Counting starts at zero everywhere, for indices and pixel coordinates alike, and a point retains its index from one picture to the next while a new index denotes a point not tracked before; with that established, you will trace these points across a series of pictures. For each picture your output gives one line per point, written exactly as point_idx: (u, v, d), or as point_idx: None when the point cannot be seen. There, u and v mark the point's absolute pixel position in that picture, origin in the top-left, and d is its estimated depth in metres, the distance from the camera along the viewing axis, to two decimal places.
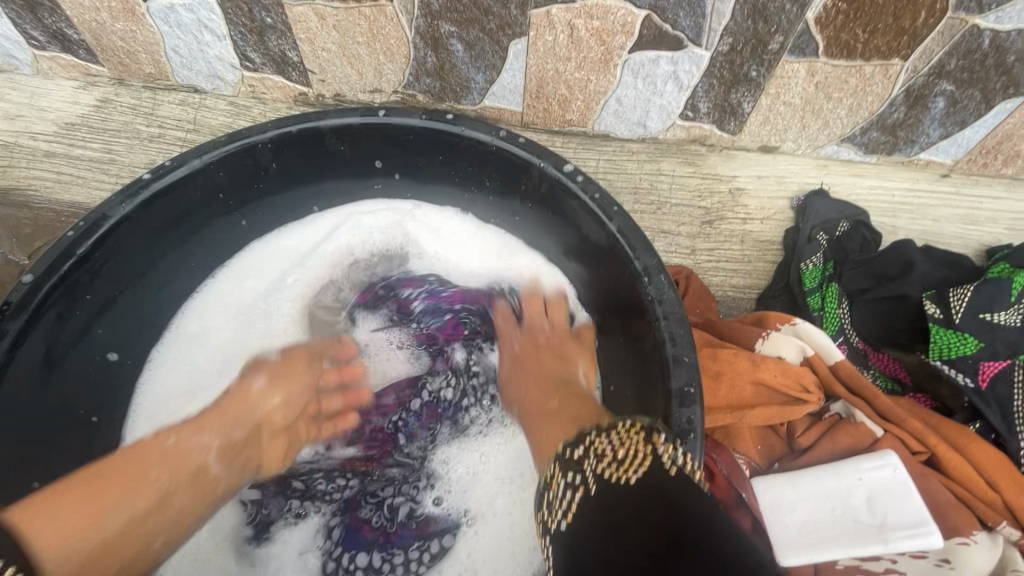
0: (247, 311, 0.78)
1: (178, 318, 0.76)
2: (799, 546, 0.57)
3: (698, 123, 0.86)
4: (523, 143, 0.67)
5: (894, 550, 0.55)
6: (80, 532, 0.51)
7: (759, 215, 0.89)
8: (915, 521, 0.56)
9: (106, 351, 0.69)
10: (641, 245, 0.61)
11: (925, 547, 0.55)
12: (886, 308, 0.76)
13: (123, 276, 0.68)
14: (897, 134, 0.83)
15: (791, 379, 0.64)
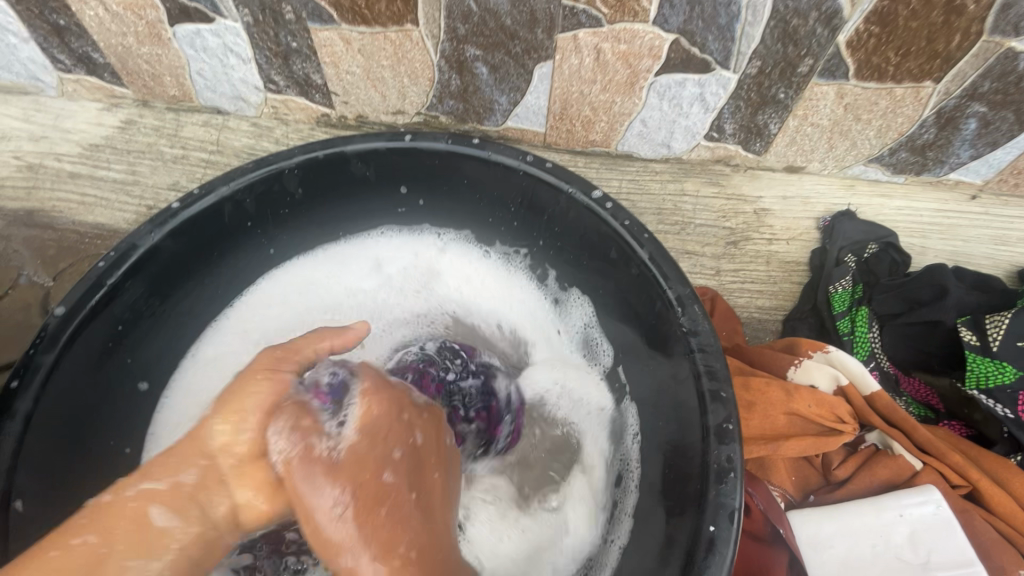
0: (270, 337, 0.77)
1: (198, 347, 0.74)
2: None
3: (723, 143, 0.86)
4: (551, 168, 0.68)
5: None
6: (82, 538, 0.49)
7: (784, 235, 0.88)
8: (960, 560, 0.55)
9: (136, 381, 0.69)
10: (673, 275, 0.61)
11: None
12: (919, 332, 0.74)
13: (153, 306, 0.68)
14: (926, 155, 0.82)
15: (825, 409, 0.63)
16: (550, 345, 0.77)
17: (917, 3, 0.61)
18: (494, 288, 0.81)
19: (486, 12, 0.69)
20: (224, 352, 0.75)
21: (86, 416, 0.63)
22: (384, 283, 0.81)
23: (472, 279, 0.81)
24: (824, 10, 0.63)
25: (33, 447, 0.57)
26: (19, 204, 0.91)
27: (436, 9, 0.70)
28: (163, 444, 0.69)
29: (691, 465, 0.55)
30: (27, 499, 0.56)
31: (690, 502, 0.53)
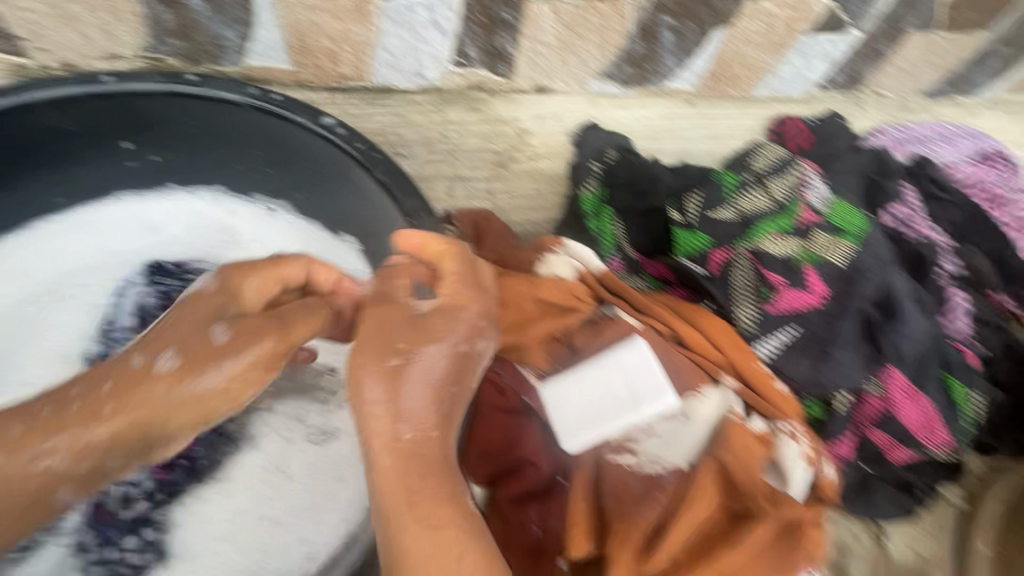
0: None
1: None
2: (575, 430, 0.65)
3: (472, 69, 0.89)
4: (278, 100, 0.66)
5: (643, 415, 0.65)
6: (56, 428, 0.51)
7: (544, 153, 0.96)
8: (657, 390, 0.66)
9: None
10: (407, 190, 0.64)
11: (664, 408, 0.65)
12: (648, 221, 0.87)
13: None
14: (644, 67, 0.93)
15: (565, 293, 0.72)
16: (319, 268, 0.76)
17: None
18: (264, 240, 0.77)
19: None
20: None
21: None
22: (129, 251, 0.75)
23: (232, 216, 0.77)
24: None
25: None
26: None
27: None
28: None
29: None
30: None
31: None
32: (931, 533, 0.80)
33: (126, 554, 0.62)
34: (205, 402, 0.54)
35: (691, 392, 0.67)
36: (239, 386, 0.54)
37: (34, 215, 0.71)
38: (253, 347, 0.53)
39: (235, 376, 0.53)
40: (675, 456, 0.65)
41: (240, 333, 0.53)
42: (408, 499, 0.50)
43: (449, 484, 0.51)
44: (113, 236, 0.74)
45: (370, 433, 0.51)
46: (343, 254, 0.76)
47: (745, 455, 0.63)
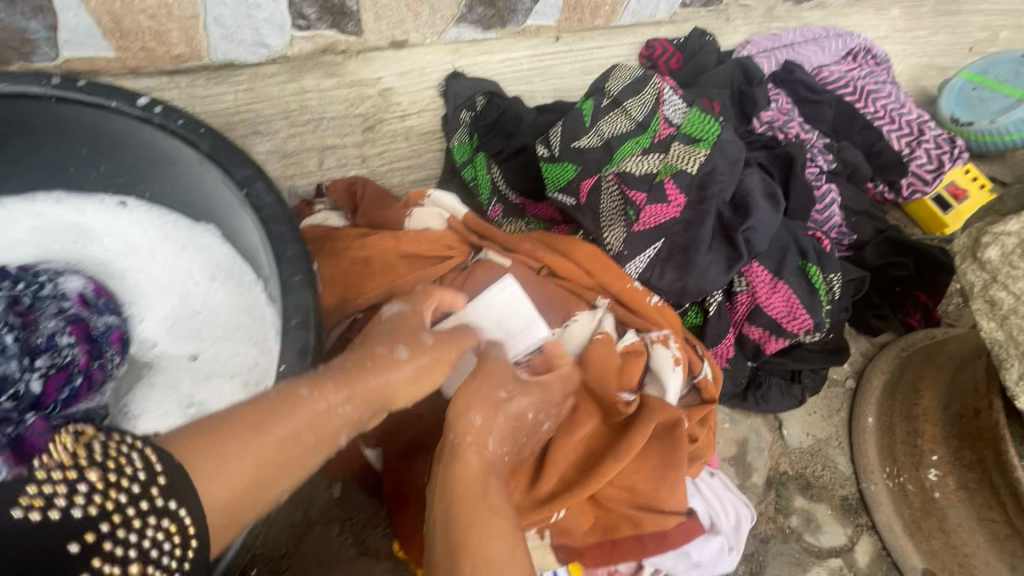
0: None
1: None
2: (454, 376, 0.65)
3: (317, 31, 0.85)
4: (85, 87, 0.61)
5: (516, 349, 0.66)
6: (206, 465, 0.40)
7: (414, 109, 0.94)
8: (528, 322, 0.66)
9: None
10: (235, 160, 0.61)
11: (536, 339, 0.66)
12: (521, 162, 0.86)
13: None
14: (497, 6, 0.92)
15: (435, 243, 0.72)
16: (189, 250, 0.74)
17: None
18: (121, 234, 0.74)
19: None
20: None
21: None
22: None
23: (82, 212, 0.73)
24: None
25: None
26: None
27: None
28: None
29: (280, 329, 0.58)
30: None
31: None
32: (823, 417, 0.88)
33: None
34: (318, 435, 0.47)
35: (559, 322, 0.70)
36: (345, 424, 0.49)
37: None
38: (400, 377, 0.53)
39: (349, 432, 0.50)
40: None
41: (381, 367, 0.53)
42: (452, 495, 0.50)
43: (493, 481, 0.52)
44: None
45: (454, 447, 0.54)
46: (204, 236, 0.73)
47: (601, 370, 0.66)
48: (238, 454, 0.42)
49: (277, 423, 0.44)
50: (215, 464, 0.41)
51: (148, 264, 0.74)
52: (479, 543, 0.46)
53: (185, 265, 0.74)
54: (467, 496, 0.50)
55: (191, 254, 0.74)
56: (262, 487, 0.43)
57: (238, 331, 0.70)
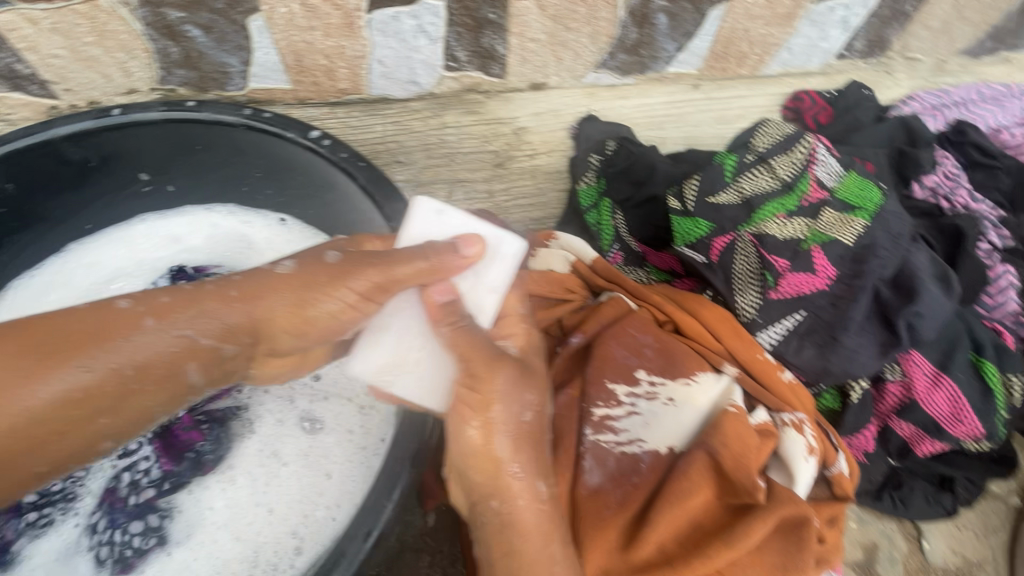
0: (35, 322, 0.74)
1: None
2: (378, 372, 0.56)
3: (465, 72, 0.90)
4: (269, 118, 0.70)
5: (486, 275, 0.56)
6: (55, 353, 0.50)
7: (543, 149, 0.96)
8: (495, 240, 0.57)
9: None
10: (387, 194, 0.66)
11: (508, 254, 0.56)
12: (648, 210, 0.84)
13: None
14: (640, 53, 0.91)
15: (554, 284, 0.71)
16: None
17: None
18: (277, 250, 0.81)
19: None
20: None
21: None
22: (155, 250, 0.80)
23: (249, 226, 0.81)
24: None
25: None
26: None
27: None
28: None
29: None
30: None
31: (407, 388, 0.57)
32: (977, 535, 0.76)
33: (130, 538, 0.60)
34: (171, 369, 0.53)
35: (682, 377, 0.63)
36: (200, 358, 0.54)
37: (62, 237, 0.77)
38: (283, 285, 0.55)
39: (201, 369, 0.55)
40: (659, 440, 0.61)
41: (198, 300, 0.54)
42: (507, 522, 0.53)
43: (535, 505, 0.54)
44: (143, 250, 0.80)
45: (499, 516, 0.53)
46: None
47: (741, 447, 0.59)
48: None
49: (54, 370, 0.49)
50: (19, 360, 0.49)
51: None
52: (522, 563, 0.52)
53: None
54: (528, 524, 0.53)
55: None
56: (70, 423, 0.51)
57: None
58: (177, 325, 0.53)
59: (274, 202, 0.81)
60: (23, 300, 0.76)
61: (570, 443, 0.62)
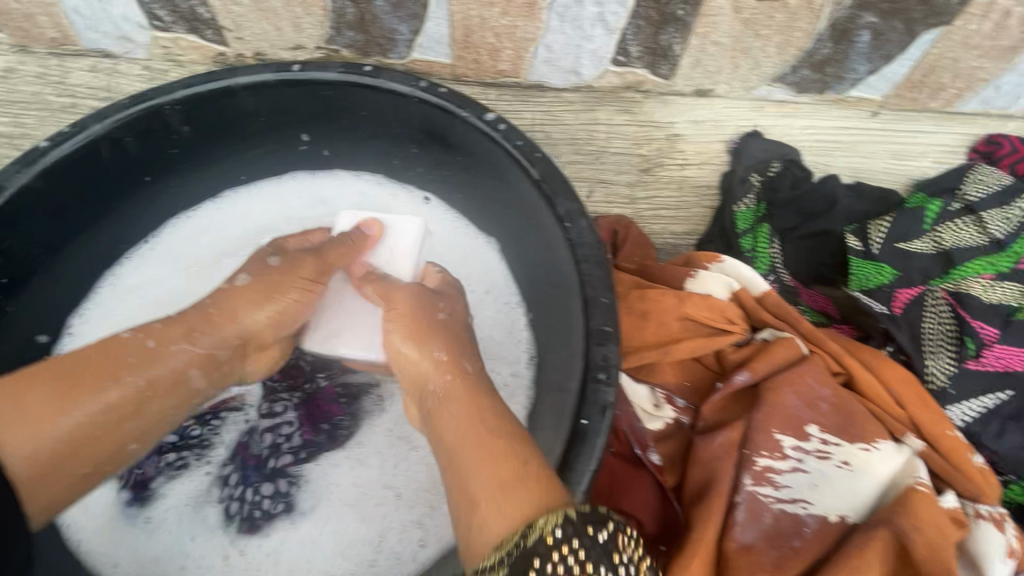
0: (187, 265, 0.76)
1: (103, 277, 0.72)
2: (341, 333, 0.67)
3: (631, 68, 0.85)
4: (445, 93, 0.66)
5: (396, 248, 0.71)
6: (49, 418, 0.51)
7: (696, 160, 0.90)
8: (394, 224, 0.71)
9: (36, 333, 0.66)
10: (562, 190, 0.61)
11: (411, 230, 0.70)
12: (813, 245, 0.79)
13: (49, 247, 0.65)
14: (826, 71, 0.83)
15: (716, 312, 0.65)
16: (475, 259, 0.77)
17: None
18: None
19: None
20: (150, 268, 0.75)
21: None
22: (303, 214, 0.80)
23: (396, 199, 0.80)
24: None
25: None
26: None
27: None
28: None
29: (573, 370, 0.55)
30: None
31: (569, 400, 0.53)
32: None
33: (262, 500, 0.61)
34: (177, 378, 0.59)
35: (861, 441, 0.57)
36: (198, 361, 0.60)
37: (219, 184, 0.77)
38: (239, 296, 0.64)
39: (204, 373, 0.61)
40: (830, 506, 0.55)
41: (235, 304, 0.63)
42: (463, 445, 0.51)
43: (476, 412, 0.53)
44: (293, 209, 0.80)
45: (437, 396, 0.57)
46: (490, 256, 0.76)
47: (935, 533, 0.52)
48: (44, 400, 0.52)
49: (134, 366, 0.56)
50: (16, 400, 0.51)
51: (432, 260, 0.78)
52: (464, 476, 0.49)
53: (463, 273, 0.77)
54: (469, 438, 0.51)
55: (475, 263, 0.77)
56: (149, 405, 0.57)
57: (496, 350, 0.73)
58: (230, 316, 0.63)
59: (423, 180, 0.79)
60: (174, 239, 0.76)
61: (723, 488, 0.57)
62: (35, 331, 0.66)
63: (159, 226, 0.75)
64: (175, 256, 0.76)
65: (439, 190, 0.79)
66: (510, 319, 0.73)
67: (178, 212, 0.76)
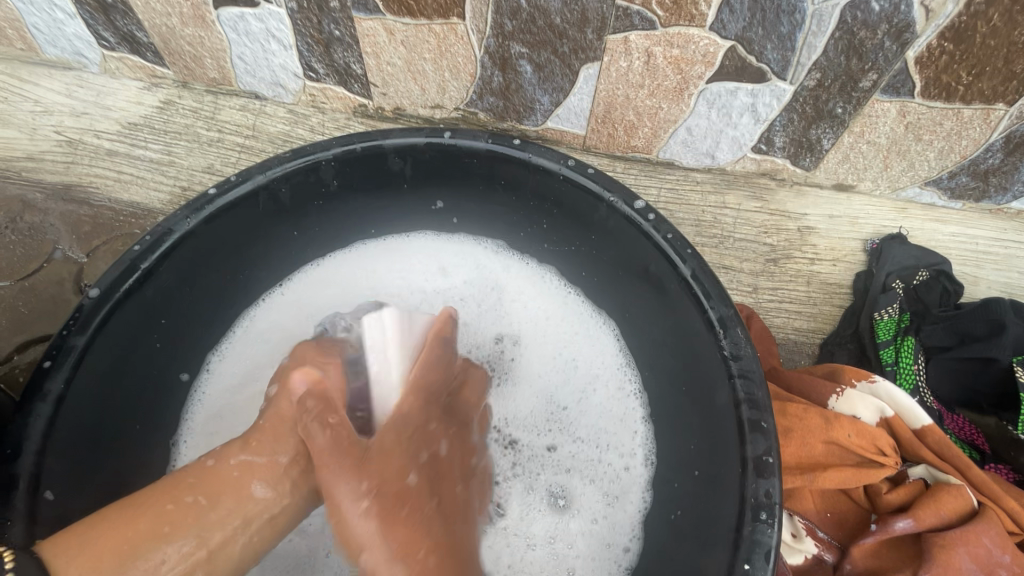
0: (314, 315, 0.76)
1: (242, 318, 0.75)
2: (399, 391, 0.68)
3: (770, 157, 0.83)
4: (593, 175, 0.64)
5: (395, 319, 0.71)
6: (101, 567, 0.48)
7: (828, 256, 0.84)
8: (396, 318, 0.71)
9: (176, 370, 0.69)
10: (716, 294, 0.57)
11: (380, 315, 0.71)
12: (968, 369, 0.73)
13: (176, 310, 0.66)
14: (988, 181, 0.78)
15: (866, 440, 0.60)
16: (590, 335, 0.75)
17: (998, 20, 0.58)
18: (538, 307, 0.77)
19: (536, 8, 0.67)
20: (282, 312, 0.75)
21: (111, 414, 0.61)
22: (429, 276, 0.80)
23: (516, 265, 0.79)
24: (895, 23, 0.60)
25: (63, 430, 0.55)
26: (57, 178, 0.90)
27: (484, 3, 0.68)
28: (212, 407, 0.71)
29: (726, 499, 0.51)
30: (58, 490, 0.54)
31: (723, 535, 0.50)
32: None
33: None
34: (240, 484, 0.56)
35: None
36: (261, 471, 0.57)
37: (351, 237, 0.78)
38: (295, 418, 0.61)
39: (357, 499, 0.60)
40: None
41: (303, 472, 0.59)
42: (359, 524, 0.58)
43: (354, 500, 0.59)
44: (417, 267, 0.80)
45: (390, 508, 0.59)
46: (607, 340, 0.74)
47: None
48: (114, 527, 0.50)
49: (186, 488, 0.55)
50: (80, 547, 0.48)
51: (554, 339, 0.75)
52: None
53: (578, 348, 0.75)
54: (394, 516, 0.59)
55: (590, 339, 0.75)
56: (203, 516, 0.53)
57: (610, 437, 0.69)
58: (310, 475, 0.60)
59: (546, 257, 0.77)
60: (307, 289, 0.77)
61: None
62: (177, 368, 0.69)
63: (295, 271, 0.77)
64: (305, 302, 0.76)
65: (562, 265, 0.77)
66: (624, 406, 0.71)
67: (312, 264, 0.78)
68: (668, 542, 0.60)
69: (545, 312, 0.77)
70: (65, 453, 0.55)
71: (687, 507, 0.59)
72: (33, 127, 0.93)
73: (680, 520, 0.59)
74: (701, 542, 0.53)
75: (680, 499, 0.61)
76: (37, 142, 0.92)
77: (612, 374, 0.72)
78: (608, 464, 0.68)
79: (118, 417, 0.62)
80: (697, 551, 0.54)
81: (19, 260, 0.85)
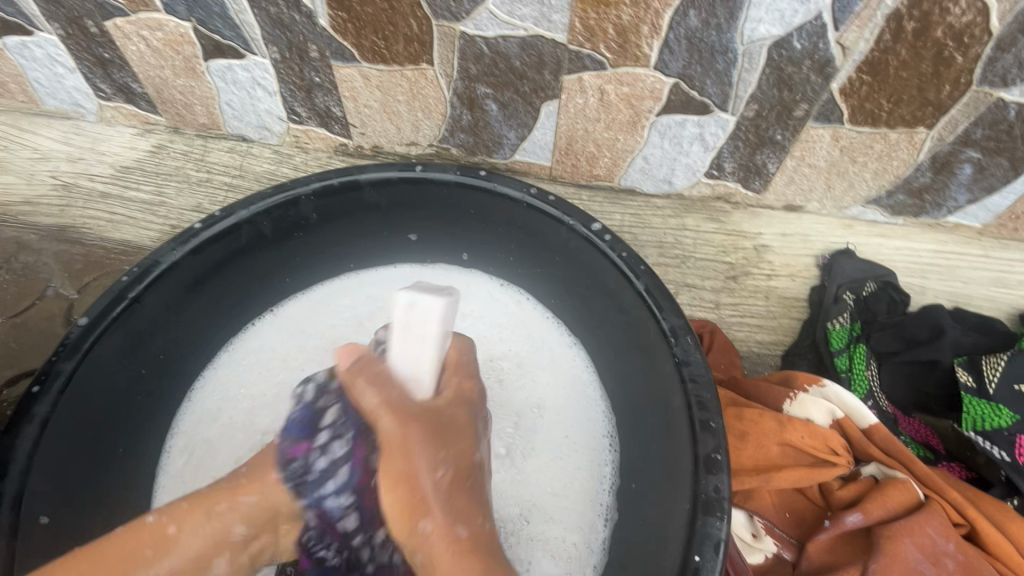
0: (298, 338, 0.80)
1: (230, 347, 0.78)
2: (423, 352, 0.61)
3: (723, 181, 0.89)
4: (554, 201, 0.69)
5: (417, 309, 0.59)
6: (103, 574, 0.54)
7: (784, 272, 0.89)
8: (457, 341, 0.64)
9: (156, 402, 0.71)
10: (668, 306, 0.62)
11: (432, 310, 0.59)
12: (916, 372, 0.78)
13: (164, 339, 0.70)
14: (923, 198, 0.84)
15: (819, 440, 0.62)
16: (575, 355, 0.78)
17: (906, 54, 0.65)
18: (527, 332, 0.80)
19: (496, 54, 0.74)
20: (268, 337, 0.79)
21: (96, 442, 0.64)
22: None
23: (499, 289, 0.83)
24: (817, 59, 0.67)
25: (45, 454, 0.57)
26: (52, 220, 0.95)
27: (451, 51, 0.75)
28: (193, 432, 0.73)
29: (680, 495, 0.54)
30: (50, 512, 0.57)
31: (675, 530, 0.53)
32: None
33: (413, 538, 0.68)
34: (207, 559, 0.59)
35: None
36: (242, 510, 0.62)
37: (334, 268, 0.82)
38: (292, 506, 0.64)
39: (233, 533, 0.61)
40: None
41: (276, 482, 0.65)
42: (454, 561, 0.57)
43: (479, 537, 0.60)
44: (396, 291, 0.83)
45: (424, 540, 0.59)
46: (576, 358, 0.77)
47: None
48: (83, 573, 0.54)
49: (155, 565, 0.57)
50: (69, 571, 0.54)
51: (547, 375, 0.77)
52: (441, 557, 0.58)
53: (551, 365, 0.78)
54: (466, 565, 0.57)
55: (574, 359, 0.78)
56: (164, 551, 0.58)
57: (581, 451, 0.72)
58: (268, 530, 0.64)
59: (520, 282, 0.82)
60: (293, 315, 0.81)
61: None
62: (160, 398, 0.71)
63: (282, 299, 0.81)
64: (292, 329, 0.80)
65: (536, 292, 0.81)
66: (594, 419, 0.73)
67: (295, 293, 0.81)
68: (621, 552, 0.63)
69: (534, 332, 0.80)
70: (48, 475, 0.57)
71: (644, 505, 0.62)
72: (30, 173, 0.98)
73: (636, 523, 0.63)
74: (659, 542, 0.56)
75: (638, 502, 0.64)
76: (34, 187, 0.97)
77: (585, 392, 0.75)
78: (575, 471, 0.71)
79: (108, 439, 0.65)
80: (653, 544, 0.57)
81: (10, 299, 0.88)
